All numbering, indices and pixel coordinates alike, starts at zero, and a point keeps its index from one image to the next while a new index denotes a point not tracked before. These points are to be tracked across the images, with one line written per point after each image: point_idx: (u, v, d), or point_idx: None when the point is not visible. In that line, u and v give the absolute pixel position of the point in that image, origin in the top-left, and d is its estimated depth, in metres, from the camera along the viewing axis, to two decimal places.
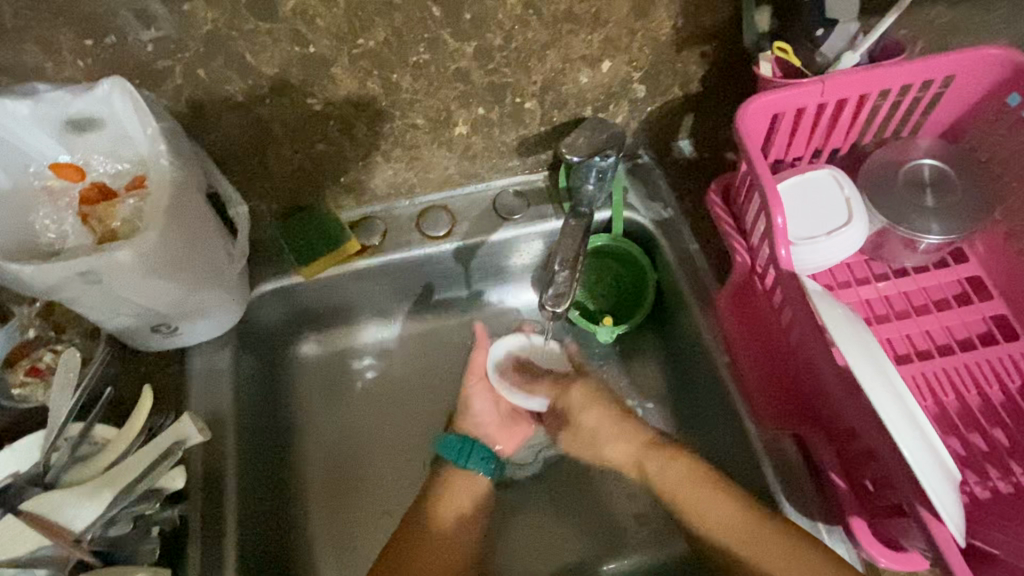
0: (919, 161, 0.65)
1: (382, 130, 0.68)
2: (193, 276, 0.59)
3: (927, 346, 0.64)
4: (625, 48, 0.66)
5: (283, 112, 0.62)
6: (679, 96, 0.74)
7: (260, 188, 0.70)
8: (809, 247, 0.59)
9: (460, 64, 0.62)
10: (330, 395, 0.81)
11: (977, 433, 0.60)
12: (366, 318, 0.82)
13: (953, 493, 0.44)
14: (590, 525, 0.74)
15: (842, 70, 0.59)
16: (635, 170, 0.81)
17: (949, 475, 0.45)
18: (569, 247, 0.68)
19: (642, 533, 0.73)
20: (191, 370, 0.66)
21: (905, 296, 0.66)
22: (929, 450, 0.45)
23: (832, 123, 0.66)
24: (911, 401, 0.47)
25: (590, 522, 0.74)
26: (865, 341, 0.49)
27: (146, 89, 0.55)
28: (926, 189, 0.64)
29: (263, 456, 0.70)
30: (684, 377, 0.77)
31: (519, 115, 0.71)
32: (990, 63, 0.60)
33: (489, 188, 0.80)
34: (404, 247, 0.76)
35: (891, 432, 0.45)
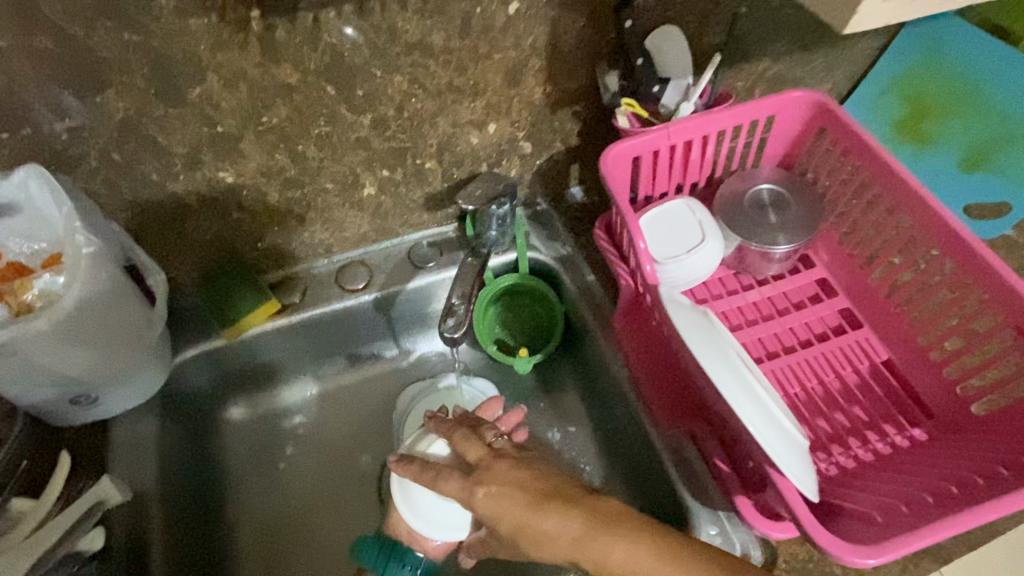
0: (759, 186, 0.77)
1: (294, 196, 0.74)
2: (110, 344, 0.61)
3: (791, 341, 0.73)
4: (506, 111, 0.76)
5: (197, 185, 0.67)
6: (562, 149, 0.85)
7: (180, 259, 0.75)
8: (674, 264, 0.69)
9: (359, 133, 0.70)
10: (260, 456, 0.82)
11: (840, 411, 0.68)
12: (294, 376, 0.86)
13: (798, 457, 0.51)
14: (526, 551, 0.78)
15: (681, 117, 0.71)
16: (535, 216, 0.91)
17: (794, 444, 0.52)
18: (465, 282, 0.76)
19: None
20: (113, 440, 0.67)
21: (770, 301, 0.77)
22: (770, 424, 0.52)
23: (686, 161, 0.78)
24: (755, 385, 0.54)
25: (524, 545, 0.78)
26: (713, 338, 0.56)
27: (62, 173, 0.60)
28: (768, 208, 0.76)
29: (188, 523, 0.70)
30: (597, 397, 0.84)
31: (422, 174, 0.80)
32: (798, 104, 0.74)
33: (403, 242, 0.87)
34: (324, 301, 0.81)
35: (737, 414, 0.52)
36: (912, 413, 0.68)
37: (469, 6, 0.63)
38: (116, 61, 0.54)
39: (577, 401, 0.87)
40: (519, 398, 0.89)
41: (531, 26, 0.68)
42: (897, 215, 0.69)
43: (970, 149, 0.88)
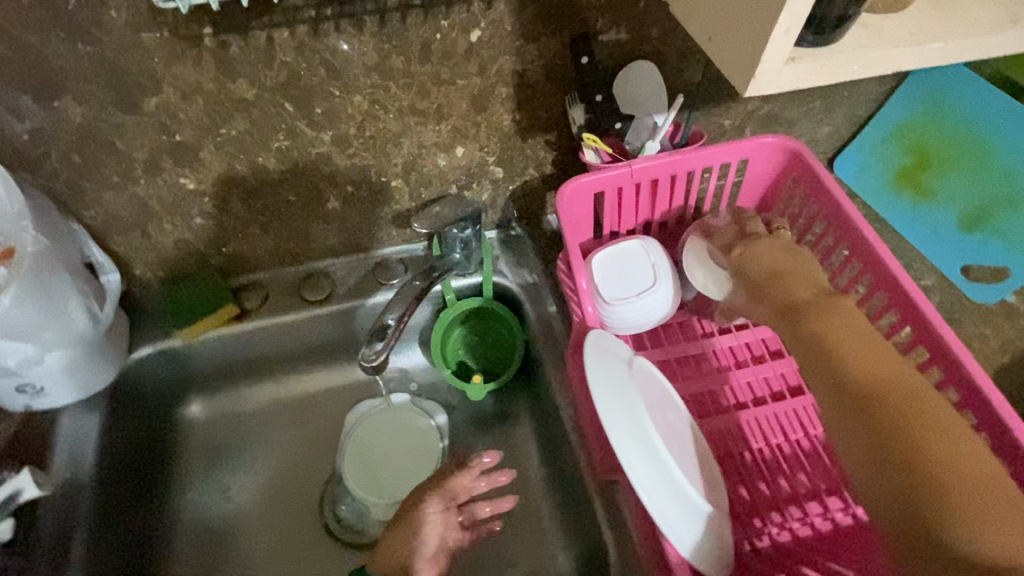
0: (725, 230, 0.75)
1: (258, 205, 0.75)
2: (51, 339, 0.63)
3: (745, 398, 0.70)
4: (474, 136, 0.76)
5: (159, 190, 0.69)
6: (536, 176, 0.84)
7: (146, 258, 0.76)
8: (624, 306, 0.66)
9: (320, 149, 0.71)
10: (210, 457, 0.83)
11: (782, 478, 0.66)
12: (253, 381, 0.86)
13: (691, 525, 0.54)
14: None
15: (646, 156, 0.70)
16: (508, 241, 0.90)
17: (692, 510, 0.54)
18: (403, 303, 0.74)
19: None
20: (58, 429, 0.70)
21: (729, 352, 0.73)
22: (671, 491, 0.54)
23: (654, 199, 0.76)
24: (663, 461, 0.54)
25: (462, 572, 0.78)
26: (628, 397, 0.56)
27: (24, 172, 0.62)
28: None
29: (123, 522, 0.72)
30: (548, 430, 0.82)
31: (388, 193, 0.80)
32: (773, 148, 0.71)
33: (370, 256, 0.87)
34: (285, 311, 0.82)
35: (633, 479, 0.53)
36: None
37: (428, 32, 0.63)
38: (71, 71, 0.56)
39: (532, 433, 0.86)
40: (475, 423, 0.88)
41: (495, 55, 0.67)
42: (863, 279, 0.67)
43: (970, 206, 0.83)
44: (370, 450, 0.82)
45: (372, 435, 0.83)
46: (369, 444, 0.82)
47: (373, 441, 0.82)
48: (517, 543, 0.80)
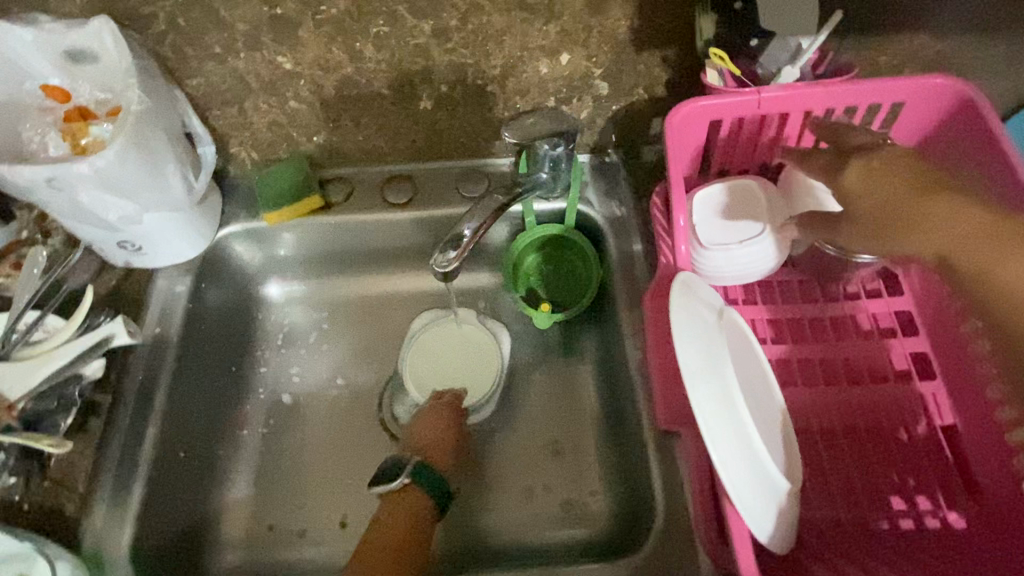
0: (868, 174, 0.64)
1: (351, 94, 0.73)
2: (152, 201, 0.65)
3: (838, 373, 0.62)
4: (583, 42, 0.69)
5: (258, 67, 0.68)
6: (644, 98, 0.76)
7: (243, 137, 0.78)
8: (721, 253, 0.60)
9: (419, 40, 0.67)
10: (285, 337, 0.87)
11: (865, 467, 0.58)
12: (329, 272, 0.88)
13: (759, 495, 0.47)
14: (496, 499, 0.78)
15: (780, 84, 0.61)
16: (601, 167, 0.84)
17: (766, 481, 0.48)
18: (480, 216, 0.71)
19: (537, 509, 0.77)
20: (154, 287, 0.75)
21: (829, 321, 0.65)
22: (743, 456, 0.47)
23: (778, 138, 0.66)
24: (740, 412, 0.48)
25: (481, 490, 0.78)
26: (712, 348, 0.50)
27: (134, 31, 0.63)
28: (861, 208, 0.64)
29: (202, 383, 0.76)
30: (612, 371, 0.78)
31: (482, 98, 0.75)
32: (938, 92, 0.60)
33: (456, 165, 0.84)
34: (366, 209, 0.82)
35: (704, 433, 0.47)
36: (955, 494, 0.57)
37: None
38: None
39: (593, 370, 0.83)
40: (537, 350, 0.86)
41: None
42: None
43: None
44: (427, 358, 0.82)
45: (431, 343, 0.83)
46: (427, 350, 0.83)
47: (431, 349, 0.83)
48: (549, 475, 0.78)
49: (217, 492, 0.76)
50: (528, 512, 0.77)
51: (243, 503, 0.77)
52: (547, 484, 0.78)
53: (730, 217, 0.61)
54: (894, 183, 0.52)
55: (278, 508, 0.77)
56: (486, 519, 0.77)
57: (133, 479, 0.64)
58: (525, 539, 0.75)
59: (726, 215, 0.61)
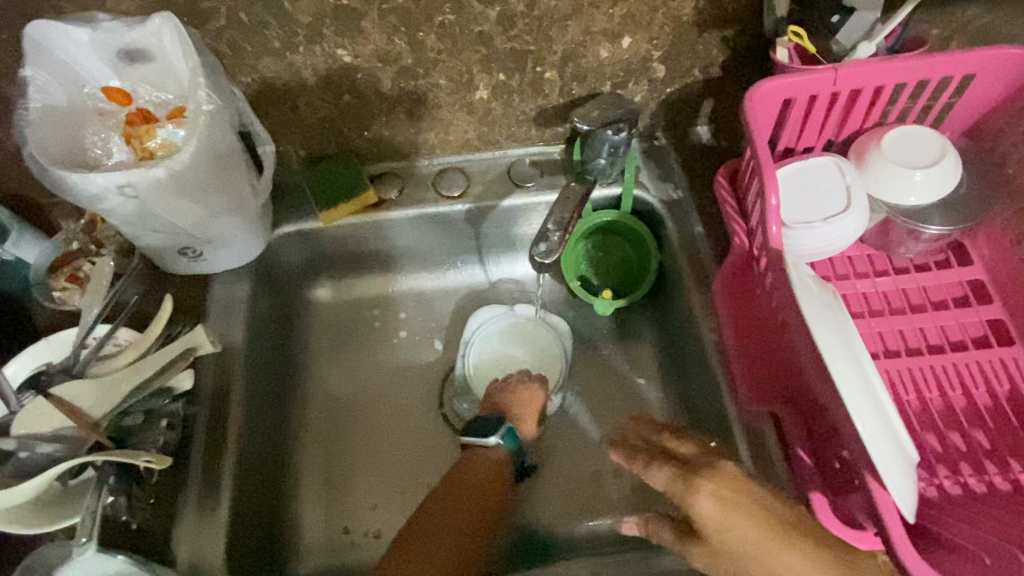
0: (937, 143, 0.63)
1: (406, 87, 0.71)
2: (219, 203, 0.64)
3: (918, 343, 0.64)
4: (646, 25, 0.68)
5: (316, 61, 0.66)
6: (699, 80, 0.76)
7: (291, 136, 0.75)
8: (805, 232, 0.60)
9: (483, 27, 0.65)
10: (339, 338, 0.85)
11: (956, 432, 0.60)
12: (380, 270, 0.87)
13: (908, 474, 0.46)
14: (563, 490, 0.77)
15: (855, 59, 0.61)
16: (650, 151, 0.83)
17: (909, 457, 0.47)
18: (565, 209, 0.70)
19: (592, 499, 0.77)
20: (211, 293, 0.71)
21: (903, 294, 0.67)
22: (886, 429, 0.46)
23: (846, 116, 0.67)
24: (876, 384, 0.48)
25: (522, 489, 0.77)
26: (837, 313, 0.52)
27: (192, 28, 0.60)
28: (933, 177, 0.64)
29: (269, 386, 0.75)
30: (677, 355, 0.78)
31: (539, 85, 0.74)
32: (1011, 63, 0.61)
33: (506, 156, 0.83)
34: (419, 204, 0.80)
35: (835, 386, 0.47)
36: None
37: None
38: None
39: (654, 355, 0.83)
40: (594, 338, 0.85)
41: None
42: None
43: None
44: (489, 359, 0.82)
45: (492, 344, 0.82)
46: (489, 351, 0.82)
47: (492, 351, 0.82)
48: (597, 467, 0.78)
49: (290, 496, 0.75)
50: (582, 503, 0.77)
51: (317, 508, 0.76)
52: (599, 473, 0.78)
53: (812, 194, 0.61)
54: (747, 490, 0.47)
55: (353, 511, 0.76)
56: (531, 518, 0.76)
57: (219, 490, 0.62)
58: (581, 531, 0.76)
59: (807, 193, 0.61)
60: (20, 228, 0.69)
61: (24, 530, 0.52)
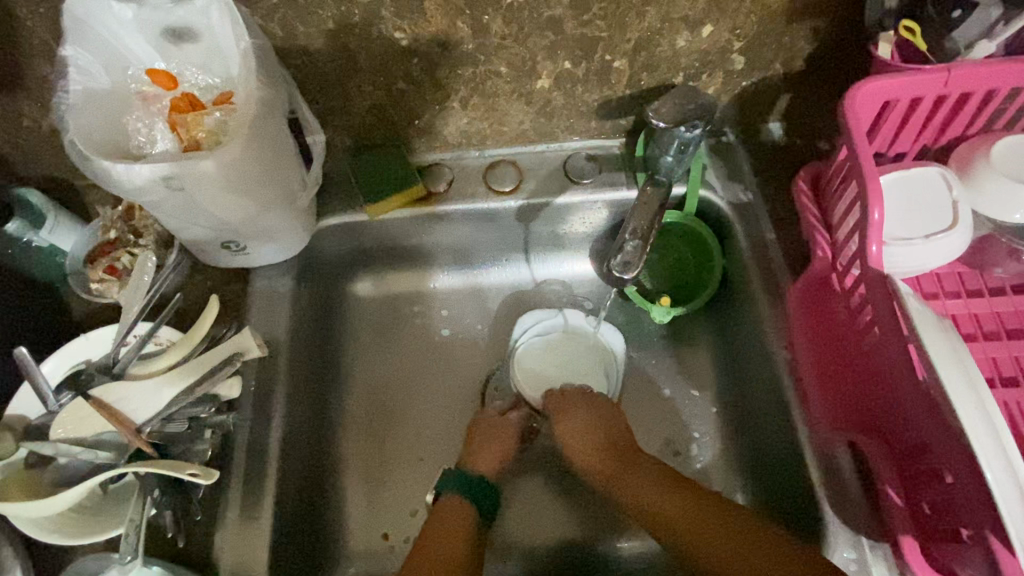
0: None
1: (463, 74, 0.66)
2: (266, 196, 0.60)
3: (1014, 373, 0.59)
4: (731, 12, 0.62)
5: (370, 44, 0.61)
6: (780, 73, 0.69)
7: (335, 122, 0.70)
8: (903, 249, 0.55)
9: (554, 11, 0.60)
10: (379, 333, 0.79)
11: None
12: (423, 264, 0.81)
13: None
14: (593, 508, 0.72)
15: (970, 60, 0.55)
16: (718, 148, 0.75)
17: None
18: (643, 215, 0.66)
19: (612, 526, 0.72)
20: (252, 289, 0.68)
21: (997, 317, 0.61)
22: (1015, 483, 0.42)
23: (947, 121, 0.61)
24: (1002, 426, 0.43)
25: (532, 517, 0.72)
26: (960, 346, 0.46)
27: (242, 5, 0.56)
28: None
29: (308, 387, 0.69)
30: (738, 369, 0.73)
31: (606, 75, 0.68)
32: None
33: (562, 148, 0.77)
34: (469, 198, 0.74)
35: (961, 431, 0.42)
36: None
37: None
38: None
39: (710, 366, 0.77)
40: (644, 346, 0.79)
41: None
42: None
43: None
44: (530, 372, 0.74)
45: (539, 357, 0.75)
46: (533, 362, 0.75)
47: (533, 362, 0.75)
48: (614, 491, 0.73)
49: (328, 500, 0.70)
50: (602, 529, 0.72)
51: (357, 514, 0.71)
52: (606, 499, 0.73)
53: (915, 209, 0.56)
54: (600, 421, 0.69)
55: (392, 516, 0.71)
56: (546, 550, 0.71)
57: (262, 499, 0.58)
58: (602, 559, 0.70)
59: (909, 207, 0.56)
60: (56, 215, 0.65)
61: (59, 540, 0.50)
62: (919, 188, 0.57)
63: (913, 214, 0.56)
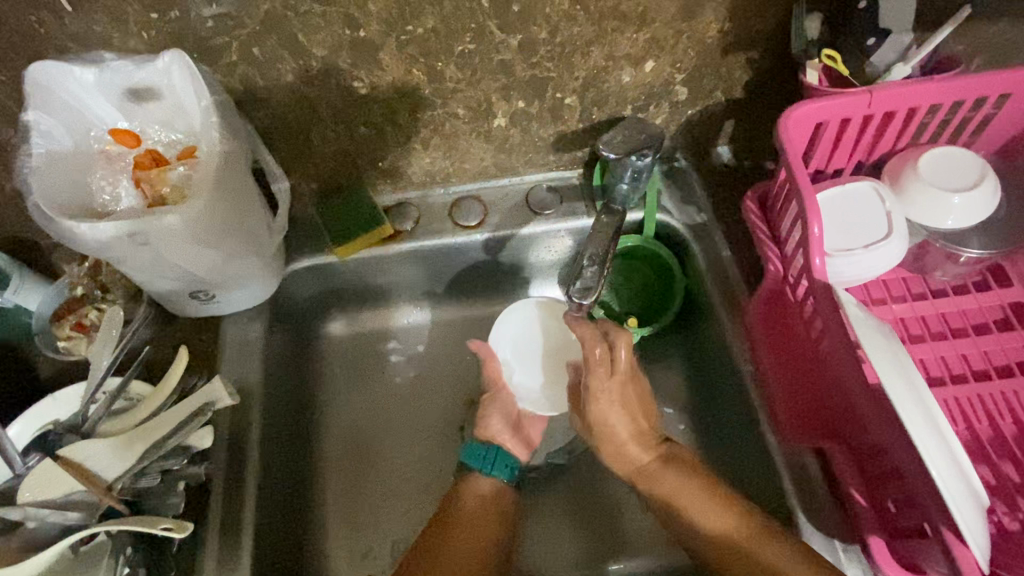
0: (969, 153, 0.61)
1: (422, 118, 0.69)
2: (232, 245, 0.61)
3: (962, 370, 0.62)
4: (670, 49, 0.66)
5: (331, 94, 0.64)
6: (722, 101, 0.73)
7: (301, 168, 0.72)
8: (845, 259, 0.58)
9: (504, 56, 0.63)
10: (355, 372, 0.80)
11: (1009, 463, 0.58)
12: (396, 299, 0.82)
13: (979, 515, 0.44)
14: (586, 528, 0.72)
15: (889, 82, 0.59)
16: (671, 173, 0.79)
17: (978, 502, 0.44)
18: (599, 242, 0.68)
19: (594, 550, 0.71)
20: (223, 336, 0.68)
21: (942, 318, 0.65)
22: (959, 477, 0.44)
23: (877, 137, 0.66)
24: (942, 421, 0.46)
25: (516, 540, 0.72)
26: (899, 352, 0.49)
27: (203, 64, 0.58)
28: (981, 182, 0.60)
29: (284, 431, 0.69)
30: (707, 383, 0.75)
31: (558, 111, 0.71)
32: None
33: (523, 182, 0.80)
34: (436, 234, 0.76)
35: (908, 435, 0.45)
36: None
37: None
38: None
39: (681, 384, 0.79)
40: None
41: None
42: None
43: None
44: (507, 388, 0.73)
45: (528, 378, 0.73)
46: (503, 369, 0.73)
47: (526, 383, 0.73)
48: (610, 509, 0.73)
49: (311, 544, 0.70)
50: (583, 556, 0.71)
51: (341, 556, 0.70)
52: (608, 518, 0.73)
53: (854, 220, 0.60)
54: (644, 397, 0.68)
55: (376, 552, 0.71)
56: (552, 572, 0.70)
57: (240, 546, 0.57)
58: None
59: (847, 218, 0.60)
60: (21, 274, 0.65)
61: None
62: (854, 200, 0.60)
63: (850, 224, 0.60)
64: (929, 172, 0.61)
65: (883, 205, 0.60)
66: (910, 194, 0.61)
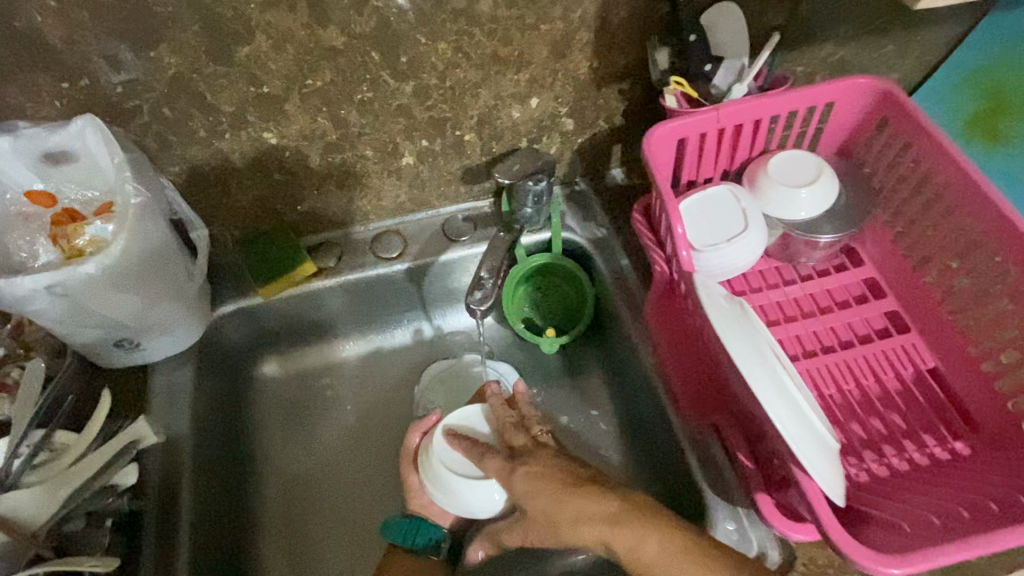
0: (806, 155, 0.72)
1: (333, 161, 0.75)
2: (153, 291, 0.65)
3: (832, 341, 0.70)
4: (550, 86, 0.75)
5: (243, 145, 0.69)
6: (606, 128, 0.82)
7: (223, 217, 0.77)
8: (713, 253, 0.67)
9: (401, 101, 0.70)
10: (291, 408, 0.83)
11: (876, 417, 0.65)
12: (327, 335, 0.86)
13: (825, 456, 0.51)
14: None
15: (732, 100, 0.69)
16: (572, 195, 0.88)
17: (824, 445, 0.51)
18: (496, 256, 0.75)
19: None
20: (152, 383, 0.70)
21: (812, 298, 0.73)
22: (804, 425, 0.51)
23: (735, 148, 0.75)
24: (784, 380, 0.53)
25: None
26: (747, 327, 0.56)
27: (117, 126, 0.63)
28: (817, 179, 0.70)
29: (220, 470, 0.71)
30: (623, 382, 0.81)
31: (460, 147, 0.78)
32: (862, 90, 0.70)
33: (439, 214, 0.86)
34: (360, 267, 0.81)
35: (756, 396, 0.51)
36: (954, 425, 0.65)
37: None
38: (171, 16, 0.56)
39: (603, 387, 0.84)
40: (543, 379, 0.86)
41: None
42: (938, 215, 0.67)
43: None
44: None
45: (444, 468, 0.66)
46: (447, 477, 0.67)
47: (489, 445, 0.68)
48: None
49: None
50: None
51: None
52: None
53: (715, 218, 0.68)
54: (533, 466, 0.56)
55: None
56: None
57: None
58: None
59: (709, 217, 0.69)
60: None
61: None
62: (714, 202, 0.69)
63: (712, 223, 0.68)
64: (774, 172, 0.71)
65: (737, 203, 0.69)
66: (761, 193, 0.71)
